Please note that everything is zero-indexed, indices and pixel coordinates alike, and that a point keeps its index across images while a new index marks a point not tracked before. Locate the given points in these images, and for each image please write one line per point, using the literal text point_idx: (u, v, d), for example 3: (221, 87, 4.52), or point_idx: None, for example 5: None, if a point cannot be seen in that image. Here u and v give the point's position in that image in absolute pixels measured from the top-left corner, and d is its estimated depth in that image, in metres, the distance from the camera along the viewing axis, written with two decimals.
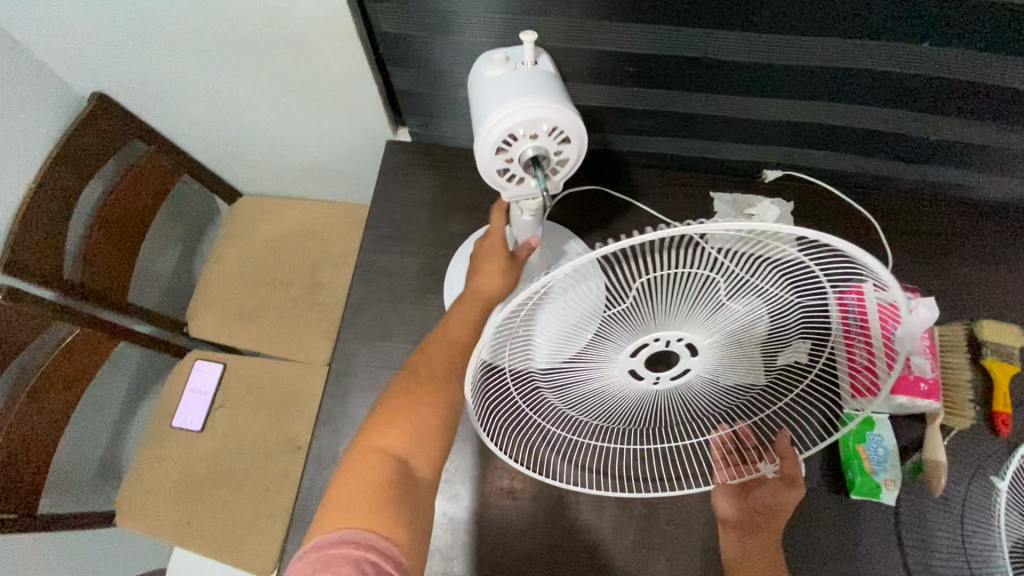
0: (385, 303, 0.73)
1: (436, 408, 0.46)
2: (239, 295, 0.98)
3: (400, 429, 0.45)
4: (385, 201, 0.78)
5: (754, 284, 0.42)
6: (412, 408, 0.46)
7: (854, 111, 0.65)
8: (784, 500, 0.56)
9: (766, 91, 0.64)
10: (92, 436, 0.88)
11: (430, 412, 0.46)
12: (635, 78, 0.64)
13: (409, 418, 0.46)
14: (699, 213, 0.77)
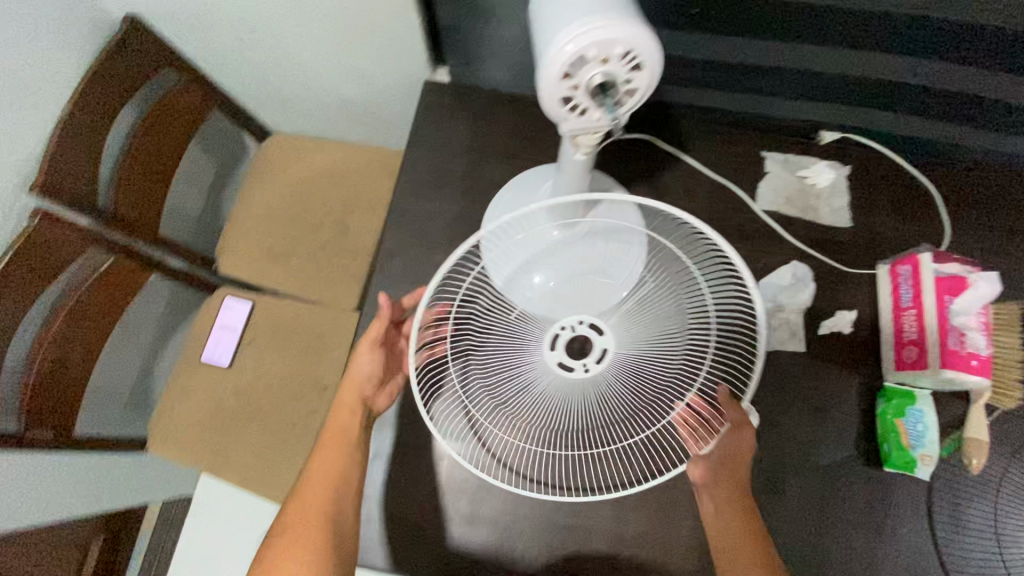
0: (417, 247, 0.71)
1: (332, 475, 0.58)
2: (268, 235, 0.97)
3: (309, 496, 0.57)
4: (420, 143, 0.75)
5: (618, 257, 0.53)
6: (316, 480, 0.58)
7: (931, 66, 0.60)
8: (739, 442, 0.53)
9: (839, 41, 0.59)
10: (123, 366, 0.89)
11: (326, 476, 0.58)
12: (699, 20, 0.60)
13: (310, 489, 0.57)
14: (749, 172, 0.73)
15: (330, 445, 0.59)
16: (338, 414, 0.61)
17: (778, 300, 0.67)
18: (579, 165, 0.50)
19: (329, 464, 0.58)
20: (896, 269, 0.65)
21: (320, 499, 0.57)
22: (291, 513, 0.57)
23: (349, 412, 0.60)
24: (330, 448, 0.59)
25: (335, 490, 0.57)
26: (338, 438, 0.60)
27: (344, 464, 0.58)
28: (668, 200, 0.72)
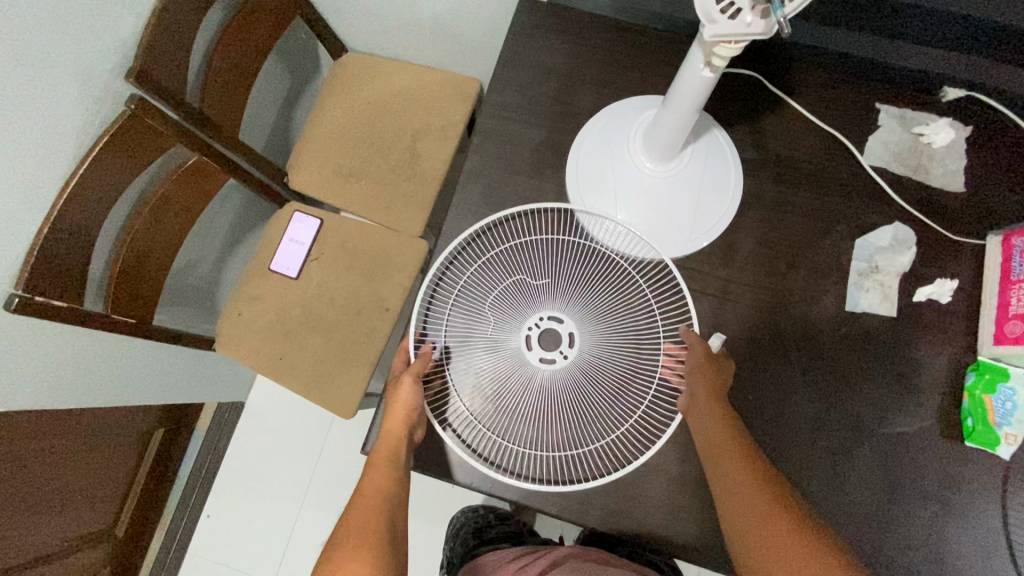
0: (500, 172, 0.70)
1: (379, 492, 0.57)
2: (339, 153, 0.97)
3: (359, 517, 0.55)
4: (514, 64, 0.72)
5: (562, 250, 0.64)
6: (364, 497, 0.56)
7: None
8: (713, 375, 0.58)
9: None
10: (197, 266, 0.92)
11: (374, 494, 0.57)
12: None
13: (361, 508, 0.55)
14: (859, 124, 0.69)
15: (377, 464, 0.59)
16: (380, 444, 0.60)
17: (873, 260, 0.64)
18: (699, 86, 0.50)
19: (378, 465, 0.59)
20: (1010, 244, 0.61)
21: (371, 517, 0.54)
22: (342, 525, 0.54)
23: (390, 438, 0.60)
24: (376, 469, 0.58)
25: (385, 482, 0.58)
26: (383, 461, 0.59)
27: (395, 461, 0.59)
28: (767, 147, 0.69)
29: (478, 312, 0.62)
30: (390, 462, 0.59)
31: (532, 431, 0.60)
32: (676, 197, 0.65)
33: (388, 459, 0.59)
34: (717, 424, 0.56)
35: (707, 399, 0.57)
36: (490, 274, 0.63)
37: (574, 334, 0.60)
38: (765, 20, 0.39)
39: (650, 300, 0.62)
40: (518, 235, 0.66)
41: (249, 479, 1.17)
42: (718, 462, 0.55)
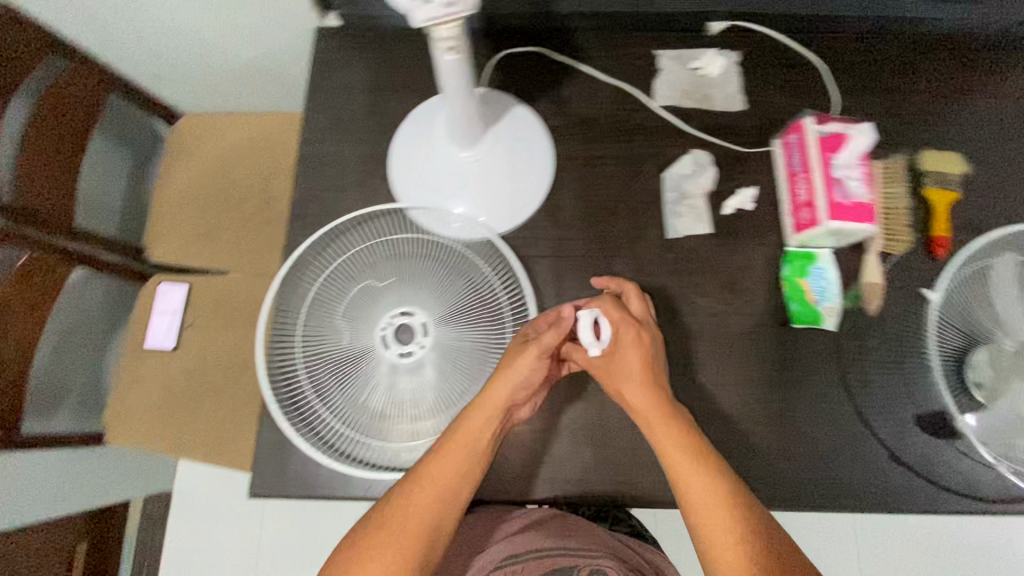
0: (329, 193, 0.71)
1: (450, 481, 0.55)
2: (195, 215, 0.97)
3: (421, 501, 0.54)
4: (321, 88, 0.74)
5: (401, 250, 0.68)
6: (435, 479, 0.55)
7: None
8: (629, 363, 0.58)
9: None
10: (69, 366, 0.89)
11: (445, 481, 0.55)
12: None
13: (427, 488, 0.55)
14: (645, 72, 0.75)
15: (459, 447, 0.56)
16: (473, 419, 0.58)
17: (682, 189, 0.71)
18: (449, 70, 0.53)
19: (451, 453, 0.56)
20: (786, 140, 0.68)
21: (428, 509, 0.54)
22: (404, 495, 0.55)
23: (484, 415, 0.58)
24: (457, 453, 0.56)
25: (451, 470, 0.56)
26: (467, 447, 0.57)
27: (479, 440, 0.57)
28: (570, 112, 0.74)
29: (330, 321, 0.66)
30: (470, 452, 0.57)
31: (391, 423, 0.63)
32: (492, 176, 0.69)
33: (472, 446, 0.57)
34: (656, 414, 0.56)
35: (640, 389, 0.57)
36: (337, 285, 0.67)
37: (427, 324, 0.65)
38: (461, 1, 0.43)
39: (490, 275, 0.67)
40: (356, 242, 0.69)
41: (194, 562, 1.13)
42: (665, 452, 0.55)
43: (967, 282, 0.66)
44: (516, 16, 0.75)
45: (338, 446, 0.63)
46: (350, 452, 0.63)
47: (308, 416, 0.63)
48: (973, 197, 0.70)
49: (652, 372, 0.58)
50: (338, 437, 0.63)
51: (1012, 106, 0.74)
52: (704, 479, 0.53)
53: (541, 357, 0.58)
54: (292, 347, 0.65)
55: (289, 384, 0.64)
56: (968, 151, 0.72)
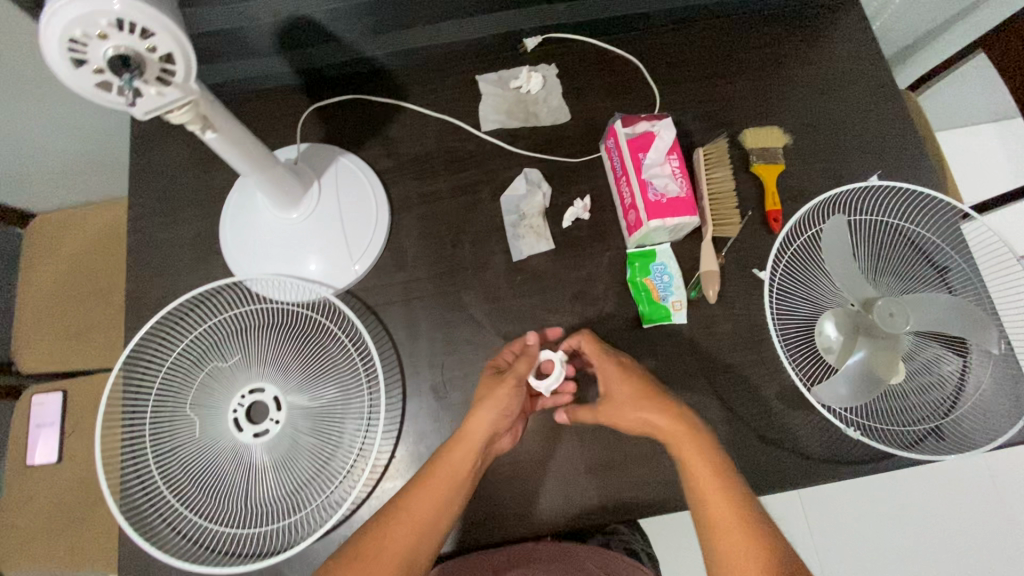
0: (165, 279, 0.69)
1: (428, 515, 0.52)
2: (61, 316, 0.93)
3: (399, 535, 0.51)
4: (143, 172, 0.72)
5: (245, 324, 0.66)
6: (413, 514, 0.52)
7: None
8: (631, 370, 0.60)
9: None
10: None
11: (426, 514, 0.52)
12: None
13: (407, 520, 0.52)
14: (468, 99, 0.75)
15: (440, 480, 0.54)
16: (457, 448, 0.55)
17: (519, 210, 0.71)
18: (218, 146, 0.51)
19: (431, 490, 0.53)
20: (607, 145, 0.68)
21: (405, 545, 0.51)
22: (382, 528, 0.51)
23: (471, 438, 0.55)
24: (438, 485, 0.53)
25: (435, 507, 0.53)
26: (449, 480, 0.54)
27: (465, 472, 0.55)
28: (399, 152, 0.73)
29: (177, 411, 0.63)
30: (452, 484, 0.54)
31: (249, 508, 0.61)
32: (326, 232, 0.67)
33: (455, 479, 0.54)
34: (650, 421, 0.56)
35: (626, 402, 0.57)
36: (181, 374, 0.64)
37: (279, 398, 0.63)
38: (172, 85, 0.41)
39: (341, 335, 0.65)
40: (198, 324, 0.66)
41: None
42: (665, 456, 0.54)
43: (802, 251, 0.68)
44: (328, 68, 0.74)
45: (198, 540, 0.61)
46: (210, 544, 0.61)
47: (161, 515, 0.61)
48: (799, 165, 0.72)
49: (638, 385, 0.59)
50: (197, 531, 0.61)
51: (824, 71, 0.76)
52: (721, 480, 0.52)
53: (516, 387, 0.57)
54: (141, 450, 0.62)
55: (137, 483, 0.61)
56: (787, 122, 0.74)
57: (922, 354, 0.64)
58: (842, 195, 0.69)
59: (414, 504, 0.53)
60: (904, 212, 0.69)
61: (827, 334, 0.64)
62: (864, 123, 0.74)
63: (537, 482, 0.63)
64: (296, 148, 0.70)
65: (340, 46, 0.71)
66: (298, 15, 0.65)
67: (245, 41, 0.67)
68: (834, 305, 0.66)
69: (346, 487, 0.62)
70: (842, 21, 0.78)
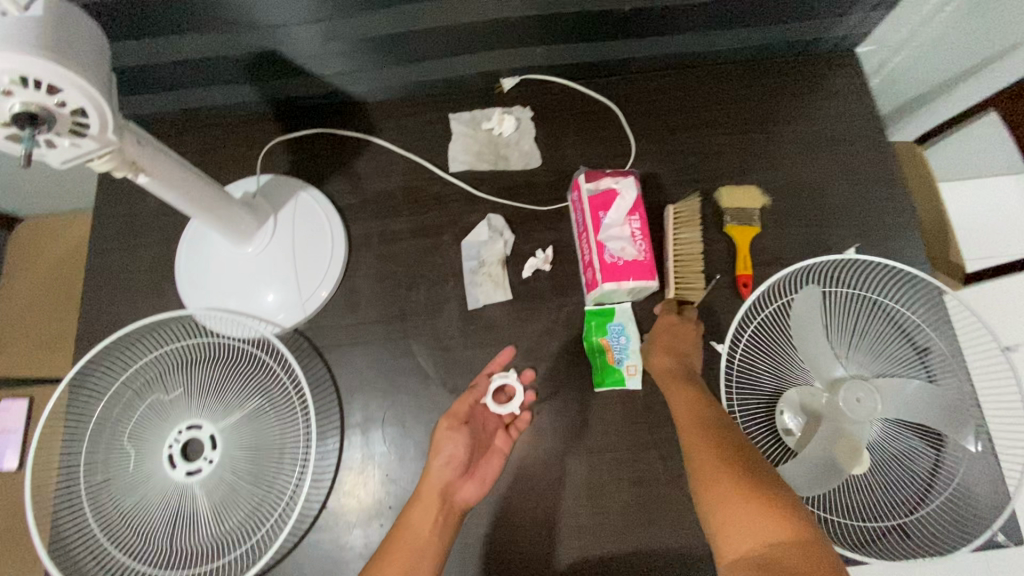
0: (119, 303, 0.69)
1: None
2: (36, 324, 0.94)
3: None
4: (108, 193, 0.72)
5: (189, 358, 0.65)
6: None
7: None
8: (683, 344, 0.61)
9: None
10: None
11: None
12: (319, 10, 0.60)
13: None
14: (440, 138, 0.74)
15: (404, 550, 0.51)
16: (419, 506, 0.54)
17: (479, 256, 0.69)
18: (154, 188, 0.51)
19: (395, 556, 0.51)
20: (572, 197, 0.66)
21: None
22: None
23: (433, 491, 0.55)
24: (405, 554, 0.51)
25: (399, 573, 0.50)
26: (412, 546, 0.51)
27: (429, 533, 0.53)
28: (364, 188, 0.72)
29: (114, 444, 0.63)
30: (419, 549, 0.51)
31: (174, 550, 0.59)
32: (278, 268, 0.66)
33: (418, 545, 0.52)
34: (683, 389, 0.56)
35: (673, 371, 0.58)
36: (122, 405, 0.64)
37: (214, 436, 0.62)
38: (88, 137, 0.40)
39: (283, 377, 0.64)
40: (143, 355, 0.66)
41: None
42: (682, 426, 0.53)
43: (770, 322, 0.64)
44: (301, 100, 0.73)
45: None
46: None
47: (87, 550, 0.60)
48: (775, 229, 0.69)
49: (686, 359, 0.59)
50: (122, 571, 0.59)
51: (812, 128, 0.72)
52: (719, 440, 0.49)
53: (453, 427, 0.58)
54: (73, 478, 0.61)
55: (69, 516, 0.61)
56: (767, 181, 0.70)
57: (892, 446, 0.59)
58: (819, 265, 0.66)
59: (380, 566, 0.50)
60: (886, 288, 0.65)
61: (786, 420, 0.60)
62: (851, 187, 0.70)
63: (468, 549, 0.60)
64: (257, 180, 0.70)
65: (311, 79, 0.70)
66: (265, 50, 0.64)
67: (213, 72, 0.67)
68: (799, 384, 0.62)
69: (274, 533, 0.60)
70: (837, 76, 0.74)
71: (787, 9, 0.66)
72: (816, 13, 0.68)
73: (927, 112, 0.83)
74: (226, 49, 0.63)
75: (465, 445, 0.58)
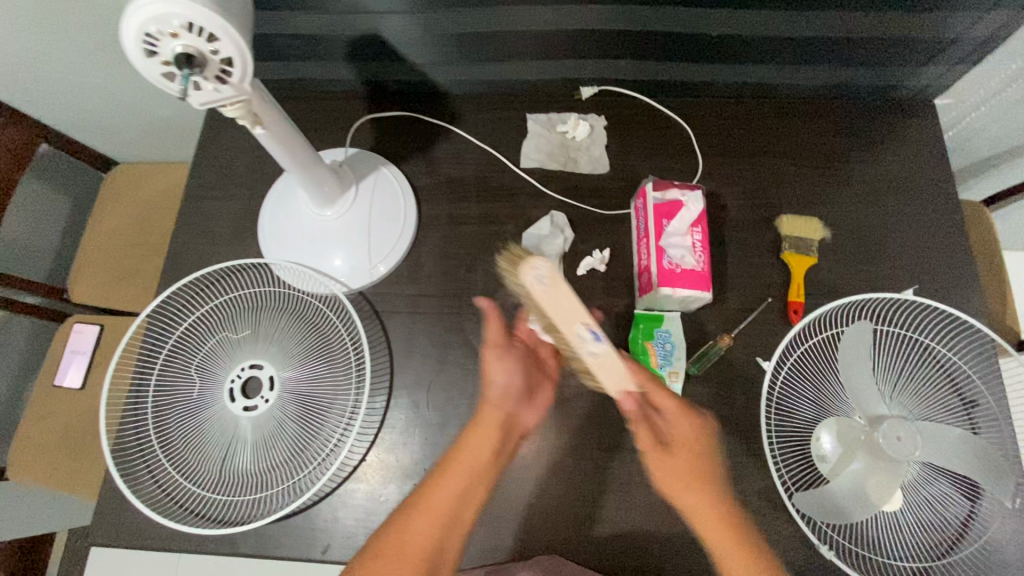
0: (204, 246, 0.75)
1: (447, 510, 0.51)
2: (115, 259, 1.02)
3: (420, 527, 0.49)
4: (208, 148, 0.79)
5: (260, 303, 0.70)
6: (434, 504, 0.51)
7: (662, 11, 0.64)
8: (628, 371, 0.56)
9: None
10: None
11: (449, 504, 0.51)
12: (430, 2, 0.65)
13: (428, 509, 0.50)
14: (515, 135, 0.78)
15: (460, 473, 0.53)
16: (480, 431, 0.55)
17: (538, 249, 0.72)
18: (264, 140, 0.55)
19: (456, 478, 0.52)
20: (636, 204, 0.68)
21: (431, 532, 0.49)
22: (403, 520, 0.50)
23: (498, 412, 0.57)
24: (460, 471, 0.53)
25: (451, 495, 0.51)
26: (470, 468, 0.53)
27: (485, 459, 0.54)
28: (438, 171, 0.77)
29: (183, 370, 0.68)
30: (474, 468, 0.53)
31: (223, 475, 0.64)
32: (353, 234, 0.71)
33: (474, 468, 0.53)
34: (726, 536, 0.50)
35: (707, 500, 0.51)
36: (195, 337, 0.69)
37: (273, 378, 0.67)
38: (228, 84, 0.45)
39: (342, 332, 0.68)
40: (219, 295, 0.72)
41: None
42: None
43: (818, 351, 0.65)
44: (393, 83, 0.79)
45: (171, 496, 0.64)
46: (180, 501, 0.64)
47: (144, 464, 0.65)
48: (830, 262, 0.70)
49: (713, 485, 0.52)
50: (173, 487, 0.64)
51: (879, 171, 0.73)
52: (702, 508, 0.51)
53: (501, 352, 0.60)
54: (143, 396, 0.67)
55: (134, 429, 0.66)
56: (828, 216, 0.72)
57: (926, 490, 0.59)
58: (873, 302, 0.66)
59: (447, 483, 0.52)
60: (937, 334, 0.65)
61: (822, 443, 0.61)
62: (912, 231, 0.71)
63: (492, 521, 0.62)
64: (345, 151, 0.75)
65: (404, 66, 0.75)
66: (372, 32, 0.70)
67: (320, 47, 0.73)
68: (841, 413, 0.62)
69: (315, 476, 0.64)
70: (910, 124, 0.75)
71: (869, 51, 0.68)
72: (899, 59, 0.69)
73: (1000, 172, 0.83)
74: (339, 27, 0.69)
75: (518, 371, 0.60)
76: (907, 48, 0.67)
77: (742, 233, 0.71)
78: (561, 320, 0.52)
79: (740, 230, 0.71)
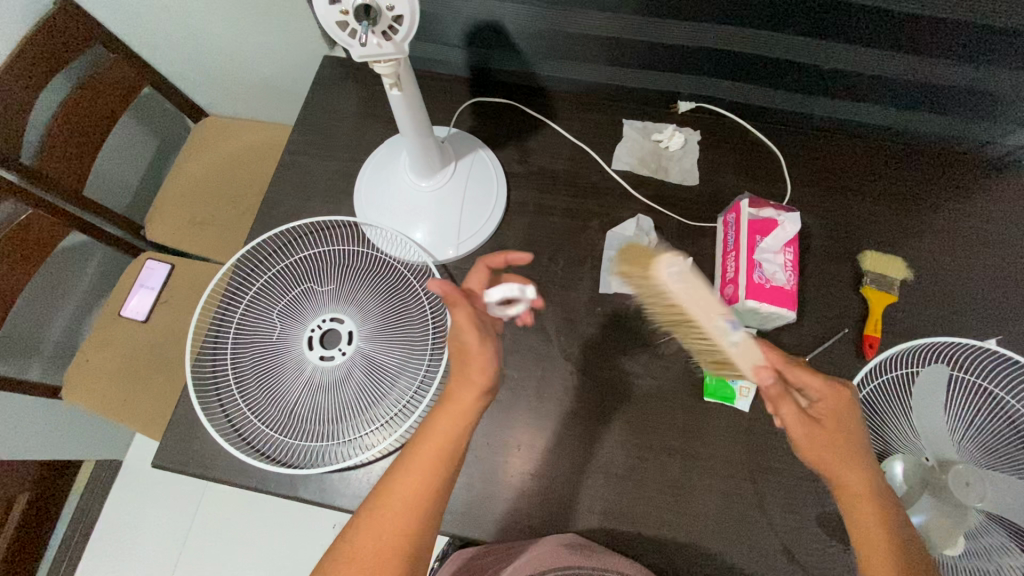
0: (297, 200, 0.78)
1: (422, 498, 0.48)
2: (191, 204, 1.05)
3: (392, 523, 0.48)
4: (312, 107, 0.82)
5: (351, 262, 0.72)
6: (402, 494, 0.48)
7: (779, 38, 0.66)
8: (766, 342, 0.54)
9: (683, 11, 0.65)
10: (60, 319, 1.03)
11: (418, 497, 0.48)
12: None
13: (398, 506, 0.48)
14: (609, 137, 0.80)
15: (432, 456, 0.50)
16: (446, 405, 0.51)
17: (621, 249, 0.74)
18: (396, 103, 0.58)
19: (427, 469, 0.49)
20: (726, 218, 0.70)
21: (405, 525, 0.48)
22: (370, 517, 0.48)
23: (466, 379, 0.52)
24: (429, 462, 0.49)
25: (428, 482, 0.49)
26: (442, 453, 0.50)
27: (458, 438, 0.51)
28: (531, 160, 0.79)
29: (266, 313, 0.70)
30: (443, 459, 0.50)
31: (291, 418, 0.65)
32: (446, 207, 0.73)
33: (449, 451, 0.50)
34: (871, 504, 0.49)
35: (859, 470, 0.50)
36: (280, 282, 0.72)
37: (352, 332, 0.68)
38: (391, 41, 0.48)
39: (422, 297, 0.70)
40: (308, 247, 0.74)
41: (129, 514, 1.22)
42: (864, 545, 0.49)
43: (891, 385, 0.66)
44: (499, 70, 0.82)
45: (238, 431, 0.66)
46: (248, 436, 0.66)
47: (217, 397, 0.67)
48: (907, 302, 0.71)
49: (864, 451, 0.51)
50: (242, 422, 0.66)
51: (968, 221, 0.74)
52: (859, 474, 0.50)
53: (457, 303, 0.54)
54: (224, 332, 0.70)
55: (214, 362, 0.68)
56: (910, 256, 0.73)
57: (986, 539, 0.59)
58: (950, 347, 0.67)
59: (409, 471, 0.49)
60: (1013, 389, 0.65)
61: (890, 477, 0.61)
62: (994, 284, 0.71)
63: (549, 500, 0.65)
64: (447, 130, 0.78)
65: (512, 56, 0.78)
66: (494, 19, 0.72)
67: (439, 27, 0.76)
68: (908, 450, 0.62)
69: (381, 434, 0.65)
70: (1005, 180, 0.75)
71: (977, 104, 0.69)
72: (1004, 116, 0.70)
73: None
74: (464, 9, 0.72)
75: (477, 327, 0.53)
76: (1016, 107, 0.68)
77: (824, 262, 0.73)
78: (699, 317, 0.52)
79: (824, 259, 0.73)
